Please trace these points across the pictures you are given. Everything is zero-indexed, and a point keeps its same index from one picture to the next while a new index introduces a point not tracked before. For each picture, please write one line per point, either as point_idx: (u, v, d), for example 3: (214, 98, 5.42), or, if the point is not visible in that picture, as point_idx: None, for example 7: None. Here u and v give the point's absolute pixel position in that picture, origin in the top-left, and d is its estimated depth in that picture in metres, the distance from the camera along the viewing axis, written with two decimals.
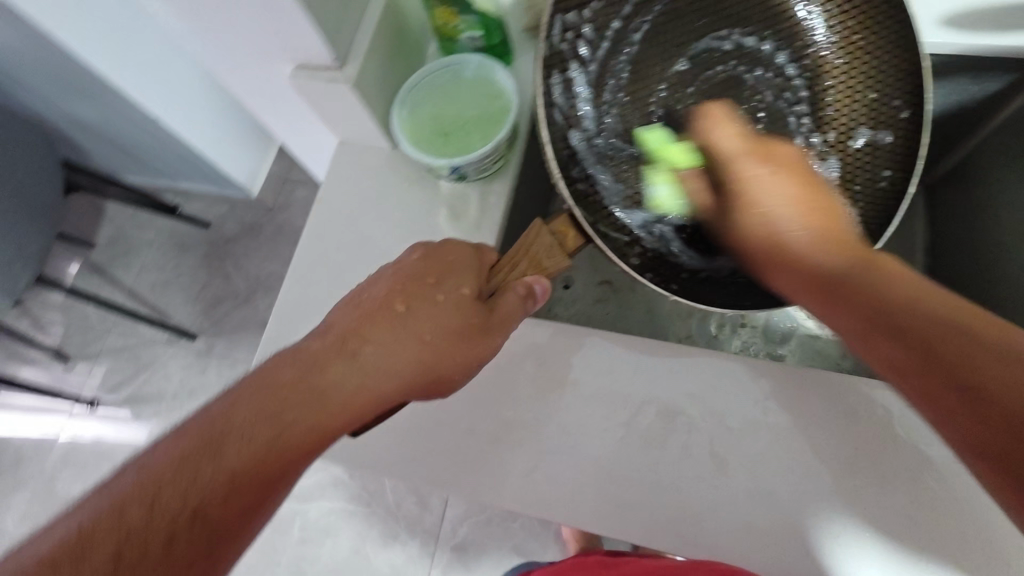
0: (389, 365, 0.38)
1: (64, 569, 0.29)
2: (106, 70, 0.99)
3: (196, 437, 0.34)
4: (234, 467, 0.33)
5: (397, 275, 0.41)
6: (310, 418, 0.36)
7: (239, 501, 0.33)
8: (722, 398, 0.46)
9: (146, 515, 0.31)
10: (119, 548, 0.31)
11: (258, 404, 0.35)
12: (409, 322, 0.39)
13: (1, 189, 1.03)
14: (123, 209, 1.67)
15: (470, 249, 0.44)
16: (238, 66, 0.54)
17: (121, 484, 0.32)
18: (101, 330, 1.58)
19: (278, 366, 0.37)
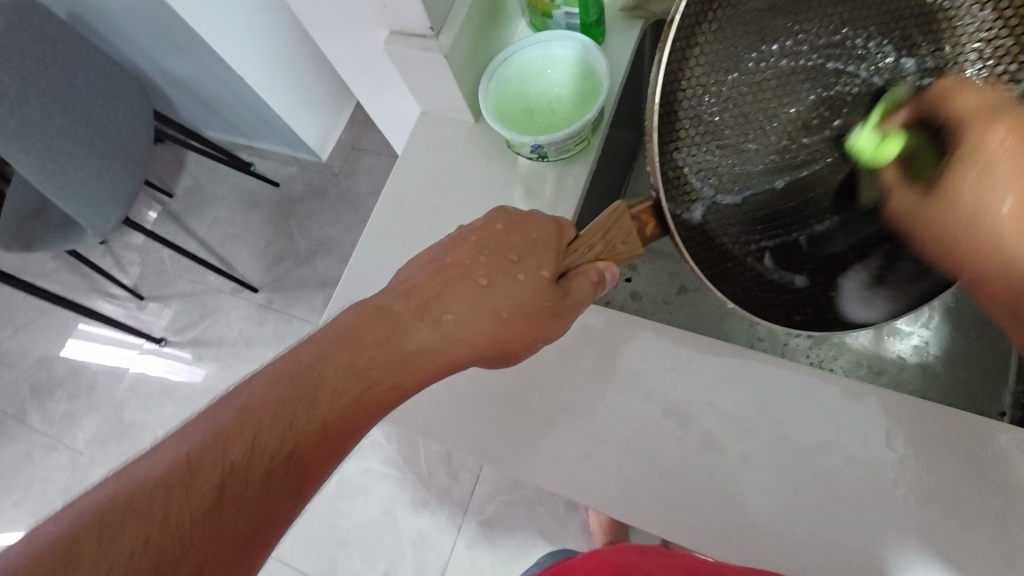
0: (468, 334, 0.39)
1: (178, 490, 0.32)
2: (203, 29, 1.04)
3: (288, 382, 0.36)
4: (324, 417, 0.35)
5: (480, 242, 0.41)
6: (389, 376, 0.37)
7: (331, 446, 0.36)
8: (791, 410, 0.44)
9: (247, 451, 0.34)
10: (221, 480, 0.33)
11: (341, 359, 0.37)
12: (489, 299, 0.39)
13: (101, 133, 1.10)
14: (202, 162, 1.76)
15: (550, 223, 0.42)
16: (334, 29, 0.55)
17: (220, 416, 0.35)
18: (174, 274, 1.68)
19: (354, 319, 0.39)
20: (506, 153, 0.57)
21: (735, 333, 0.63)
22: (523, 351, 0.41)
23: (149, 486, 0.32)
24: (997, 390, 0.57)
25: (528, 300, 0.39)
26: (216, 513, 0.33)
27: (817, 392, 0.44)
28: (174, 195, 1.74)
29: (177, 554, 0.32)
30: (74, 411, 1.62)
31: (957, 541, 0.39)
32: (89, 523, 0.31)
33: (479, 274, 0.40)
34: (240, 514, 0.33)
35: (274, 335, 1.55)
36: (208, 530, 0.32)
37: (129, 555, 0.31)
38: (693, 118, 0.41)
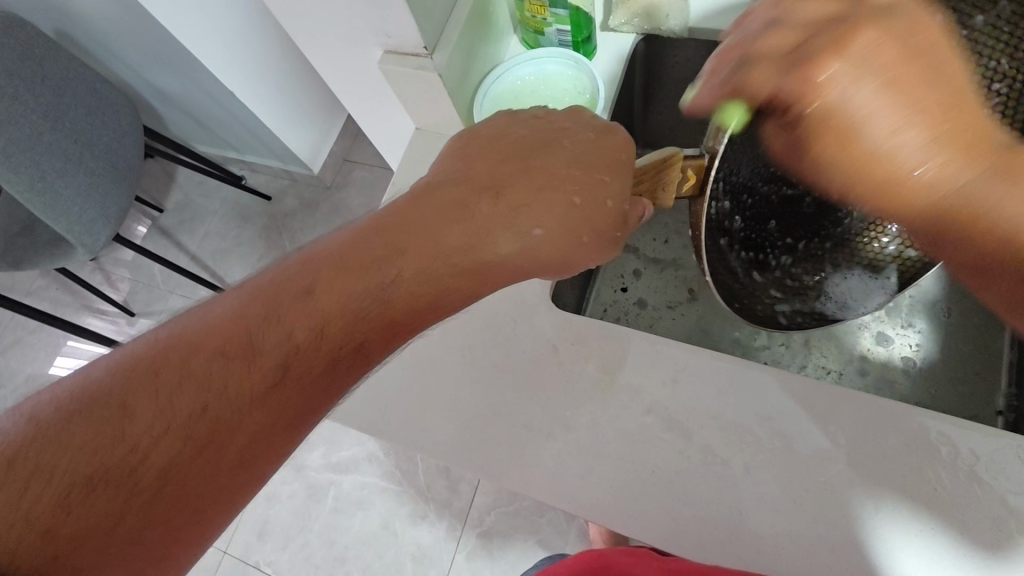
0: (545, 243, 0.38)
1: (241, 360, 0.33)
2: (192, 46, 1.04)
3: (354, 267, 0.36)
4: (389, 307, 0.36)
5: (573, 147, 0.39)
6: (457, 273, 0.38)
7: (385, 339, 0.37)
8: (791, 420, 0.44)
9: (314, 337, 0.34)
10: (285, 356, 0.34)
11: (418, 249, 0.37)
12: (576, 214, 0.37)
13: (91, 150, 1.09)
14: (192, 177, 1.75)
15: (627, 144, 0.39)
16: (328, 48, 0.55)
17: (290, 291, 0.35)
18: (166, 290, 1.67)
19: (429, 204, 0.38)
20: None
21: (733, 342, 0.64)
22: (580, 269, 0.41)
23: (201, 359, 0.32)
24: (990, 395, 0.58)
25: (598, 213, 0.37)
26: (262, 397, 0.33)
27: (816, 403, 0.45)
28: (164, 209, 1.73)
29: (212, 435, 0.31)
30: None
31: (958, 549, 0.39)
32: (132, 388, 0.31)
33: (556, 182, 0.38)
34: (280, 406, 0.34)
35: None
36: (248, 417, 0.33)
37: (168, 430, 0.31)
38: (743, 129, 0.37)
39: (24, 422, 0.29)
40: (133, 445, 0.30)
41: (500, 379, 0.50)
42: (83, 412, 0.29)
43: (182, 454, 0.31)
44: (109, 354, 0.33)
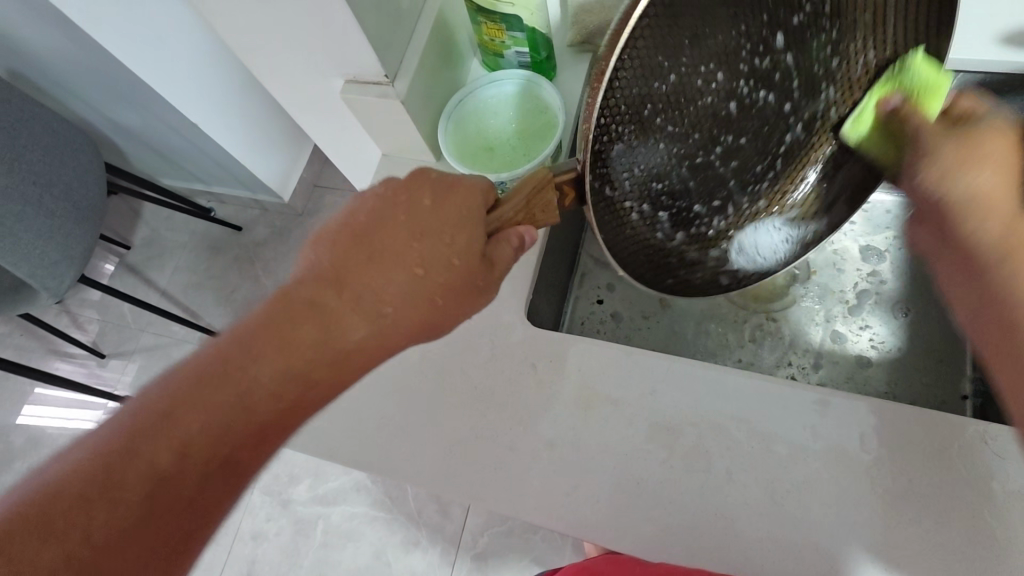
0: (404, 307, 0.38)
1: (97, 494, 0.32)
2: (152, 81, 1.03)
3: (201, 372, 0.36)
4: (261, 396, 0.36)
5: (398, 210, 0.38)
6: (320, 351, 0.37)
7: (289, 398, 0.37)
8: (768, 421, 0.45)
9: (174, 458, 0.34)
10: (153, 481, 0.33)
11: (268, 341, 0.37)
12: (420, 284, 0.38)
13: (50, 191, 1.06)
14: (159, 211, 1.72)
15: (483, 188, 0.38)
16: (288, 80, 0.55)
17: (138, 412, 0.34)
18: (136, 329, 1.63)
19: (269, 309, 0.37)
20: None
21: (708, 347, 0.65)
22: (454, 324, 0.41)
23: (65, 503, 0.31)
24: (955, 381, 0.60)
25: (452, 274, 0.37)
26: (189, 465, 0.34)
27: (790, 401, 0.46)
28: (131, 246, 1.69)
29: (155, 497, 0.33)
30: None
31: (936, 537, 0.40)
32: (27, 540, 0.30)
33: (432, 236, 0.38)
34: (212, 469, 0.35)
35: None
36: (176, 482, 0.34)
37: (108, 500, 0.32)
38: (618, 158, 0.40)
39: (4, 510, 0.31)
40: (79, 516, 0.31)
41: (480, 401, 0.50)
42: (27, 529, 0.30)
43: (125, 517, 0.32)
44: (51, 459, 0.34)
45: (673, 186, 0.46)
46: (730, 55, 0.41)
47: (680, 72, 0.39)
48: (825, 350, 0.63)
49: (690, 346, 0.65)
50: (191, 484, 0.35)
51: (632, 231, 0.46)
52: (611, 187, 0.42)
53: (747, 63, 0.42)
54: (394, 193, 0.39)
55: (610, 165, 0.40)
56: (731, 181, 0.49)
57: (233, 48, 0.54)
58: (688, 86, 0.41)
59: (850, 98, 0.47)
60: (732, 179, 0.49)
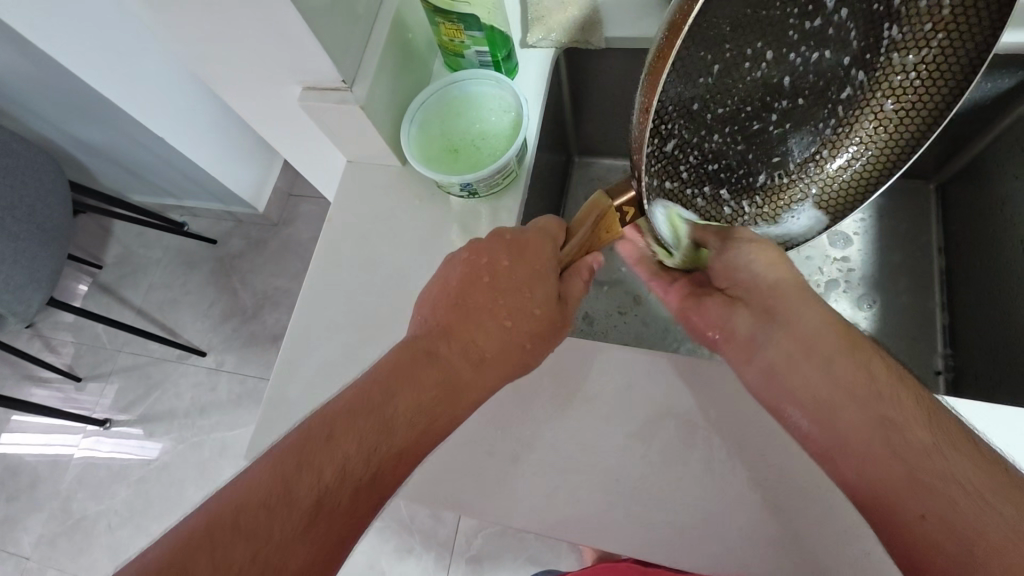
0: (499, 348, 0.41)
1: (280, 502, 0.33)
2: (113, 94, 1.00)
3: (357, 401, 0.37)
4: (400, 429, 0.37)
5: (492, 262, 0.43)
6: (438, 390, 0.39)
7: (419, 443, 0.38)
8: (744, 410, 0.45)
9: (365, 466, 0.35)
10: (318, 495, 0.34)
11: (398, 374, 0.38)
12: (514, 327, 0.41)
13: (12, 213, 1.03)
14: (129, 228, 1.68)
15: (556, 227, 0.44)
16: (246, 89, 0.54)
17: (307, 429, 0.36)
18: (113, 350, 1.59)
19: (400, 353, 0.40)
20: (438, 193, 0.57)
21: (689, 339, 0.65)
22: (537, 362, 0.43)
23: (252, 508, 0.33)
24: (928, 357, 0.63)
25: (538, 319, 0.42)
26: (317, 519, 0.34)
27: None
28: (102, 265, 1.65)
29: (304, 531, 0.33)
30: (14, 513, 1.48)
31: None
32: (191, 554, 0.31)
33: (515, 285, 0.42)
34: (349, 508, 0.35)
35: (229, 399, 1.48)
36: (319, 515, 0.34)
37: (254, 532, 0.32)
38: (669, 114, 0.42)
39: (169, 546, 0.31)
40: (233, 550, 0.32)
41: None
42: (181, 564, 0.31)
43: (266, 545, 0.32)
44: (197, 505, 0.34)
45: (723, 155, 0.48)
46: (776, 29, 0.44)
47: (724, 42, 0.42)
48: None
49: (670, 339, 0.65)
50: (333, 519, 0.34)
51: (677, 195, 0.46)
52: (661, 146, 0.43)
53: (798, 29, 0.45)
54: (491, 243, 0.44)
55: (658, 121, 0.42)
56: (777, 155, 0.50)
57: (187, 59, 0.53)
58: (731, 61, 0.44)
59: (919, 54, 0.47)
60: (792, 138, 0.50)
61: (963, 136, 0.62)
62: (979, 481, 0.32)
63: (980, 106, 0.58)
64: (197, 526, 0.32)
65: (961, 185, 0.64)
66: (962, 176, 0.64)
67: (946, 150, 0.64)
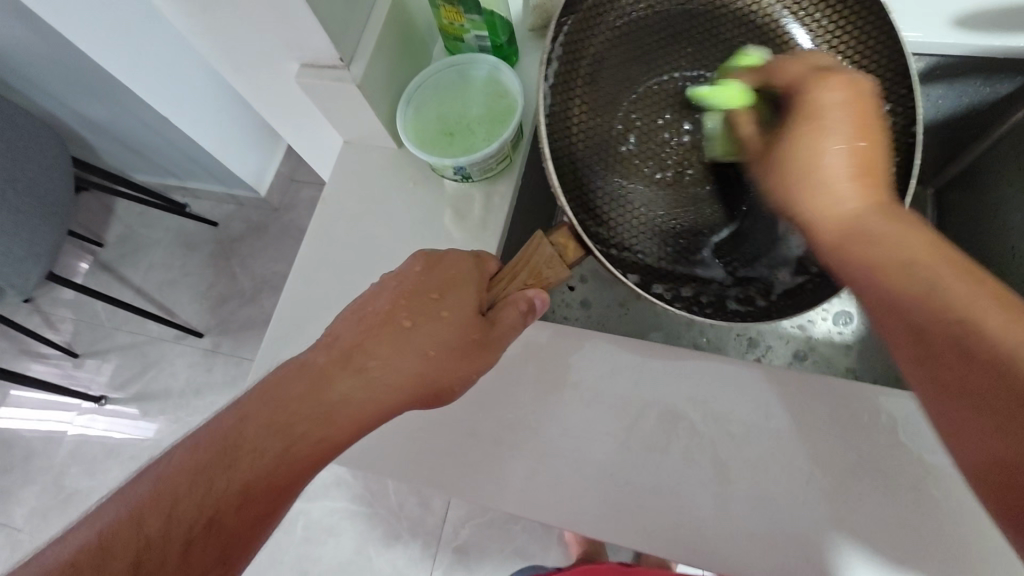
0: (392, 376, 0.39)
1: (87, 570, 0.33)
2: (118, 71, 1.00)
3: (205, 451, 0.36)
4: (248, 474, 0.36)
5: (398, 287, 0.42)
6: (312, 427, 0.37)
7: (281, 476, 0.37)
8: (727, 402, 0.45)
9: (163, 526, 0.34)
10: (135, 554, 0.34)
11: (265, 418, 0.37)
12: (413, 340, 0.40)
13: (14, 186, 1.04)
14: (131, 207, 1.68)
15: (470, 258, 0.43)
16: (244, 66, 0.54)
17: (139, 491, 0.36)
18: (110, 328, 1.59)
19: (284, 379, 0.38)
20: (432, 176, 0.57)
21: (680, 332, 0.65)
22: (455, 387, 0.41)
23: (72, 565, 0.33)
24: None
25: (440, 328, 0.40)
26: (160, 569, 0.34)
27: (746, 379, 0.46)
28: (103, 243, 1.65)
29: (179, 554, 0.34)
30: (7, 485, 1.50)
31: (886, 510, 0.41)
32: None
33: (422, 297, 0.41)
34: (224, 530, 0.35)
35: (224, 380, 1.49)
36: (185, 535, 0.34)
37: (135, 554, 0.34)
38: (598, 190, 0.50)
39: None
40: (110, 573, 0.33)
41: None
42: None
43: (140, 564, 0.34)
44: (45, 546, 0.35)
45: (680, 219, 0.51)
46: (679, 101, 0.51)
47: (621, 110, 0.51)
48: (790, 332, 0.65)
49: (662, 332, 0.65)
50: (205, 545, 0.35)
51: (634, 254, 0.51)
52: (597, 201, 0.50)
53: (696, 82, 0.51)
54: (394, 273, 0.43)
55: (581, 177, 0.50)
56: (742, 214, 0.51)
57: (186, 33, 0.53)
58: (649, 128, 0.51)
59: None
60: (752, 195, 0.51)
61: (963, 140, 0.61)
62: (1019, 330, 0.28)
63: (980, 110, 0.57)
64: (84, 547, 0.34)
65: (957, 191, 0.64)
66: (958, 182, 0.63)
67: (942, 155, 0.63)
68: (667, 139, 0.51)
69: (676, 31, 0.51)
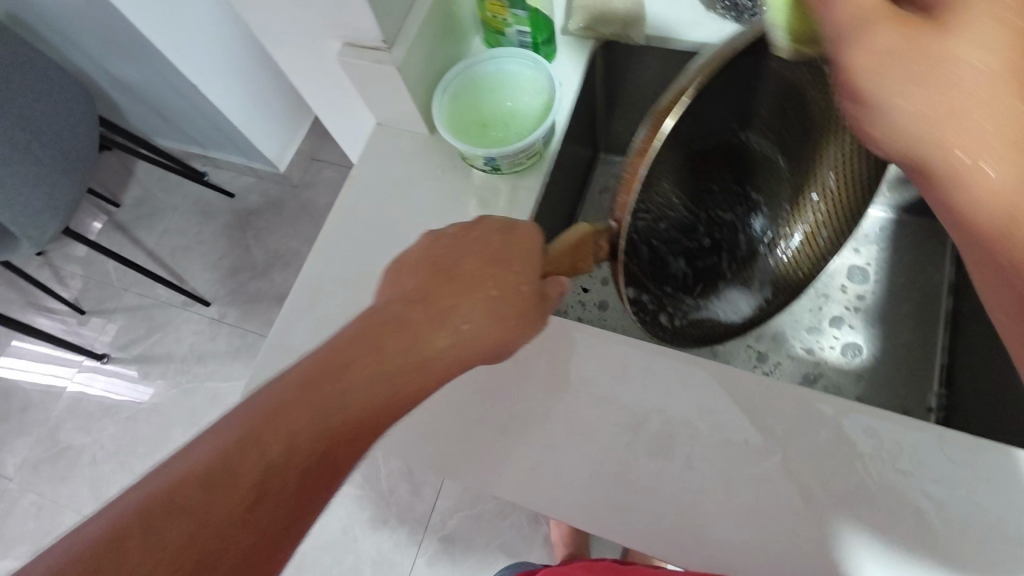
0: (476, 337, 0.37)
1: (196, 493, 0.32)
2: (152, 34, 1.01)
3: (304, 384, 0.34)
4: (350, 413, 0.35)
5: (487, 242, 0.40)
6: (411, 374, 0.36)
7: (375, 421, 0.35)
8: (732, 414, 0.46)
9: (277, 455, 0.33)
10: (259, 478, 0.33)
11: (362, 358, 0.35)
12: (501, 304, 0.38)
13: (40, 138, 1.05)
14: (151, 171, 1.70)
15: (531, 231, 0.42)
16: (286, 40, 0.55)
17: (245, 415, 0.34)
18: (120, 288, 1.61)
19: (366, 330, 0.36)
20: (460, 165, 0.57)
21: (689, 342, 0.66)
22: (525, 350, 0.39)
23: (186, 490, 0.32)
24: (923, 394, 0.63)
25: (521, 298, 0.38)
26: (260, 503, 0.32)
27: (752, 391, 0.45)
28: (120, 204, 1.67)
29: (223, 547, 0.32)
30: (4, 433, 1.51)
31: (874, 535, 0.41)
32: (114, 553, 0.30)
33: (506, 261, 0.39)
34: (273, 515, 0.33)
35: (227, 350, 1.50)
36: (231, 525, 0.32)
37: (183, 554, 0.31)
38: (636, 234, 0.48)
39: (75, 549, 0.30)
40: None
41: None
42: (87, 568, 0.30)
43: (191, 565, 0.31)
44: (138, 482, 0.33)
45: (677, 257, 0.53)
46: (721, 145, 0.50)
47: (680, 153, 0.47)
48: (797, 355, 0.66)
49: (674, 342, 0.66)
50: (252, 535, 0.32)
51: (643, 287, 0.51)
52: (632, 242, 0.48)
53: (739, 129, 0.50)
54: (476, 227, 0.41)
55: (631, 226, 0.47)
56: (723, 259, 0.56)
57: None
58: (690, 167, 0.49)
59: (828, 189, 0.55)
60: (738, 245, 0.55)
61: None
62: (1001, 173, 0.27)
63: None
64: (115, 545, 0.30)
65: None
66: None
67: None
68: (691, 186, 0.51)
69: (746, 73, 0.46)
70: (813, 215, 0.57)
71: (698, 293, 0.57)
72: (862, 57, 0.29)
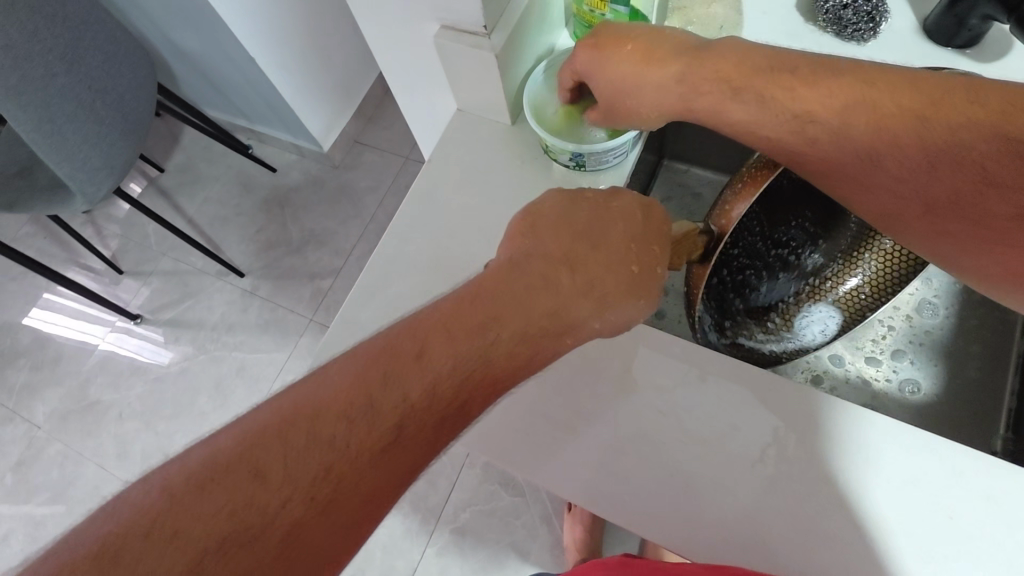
0: (614, 319, 0.41)
1: (332, 416, 0.33)
2: (218, 1, 1.03)
3: (449, 322, 0.37)
4: (489, 366, 0.37)
5: (627, 227, 0.42)
6: (547, 337, 0.39)
7: (502, 380, 0.38)
8: (801, 433, 0.45)
9: (424, 397, 0.35)
10: (401, 414, 0.34)
11: (513, 320, 0.38)
12: (636, 282, 0.41)
13: (105, 98, 1.07)
14: (197, 141, 1.72)
15: (642, 206, 0.43)
16: (378, 19, 0.55)
17: (382, 351, 0.35)
18: (158, 252, 1.64)
19: (522, 272, 0.40)
20: (537, 158, 0.57)
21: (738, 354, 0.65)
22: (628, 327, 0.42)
23: (327, 416, 0.33)
24: (987, 438, 0.61)
25: (653, 279, 0.42)
26: (392, 448, 0.34)
27: (825, 411, 0.45)
28: (165, 170, 1.70)
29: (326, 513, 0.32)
30: (36, 383, 1.55)
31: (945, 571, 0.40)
32: (245, 468, 0.31)
33: (637, 243, 0.42)
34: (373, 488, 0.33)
35: (258, 322, 1.52)
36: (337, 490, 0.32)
37: (291, 513, 0.31)
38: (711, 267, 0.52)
39: (201, 462, 0.31)
40: (275, 542, 0.30)
41: None
42: (218, 476, 0.30)
43: (306, 519, 0.31)
44: (266, 400, 0.34)
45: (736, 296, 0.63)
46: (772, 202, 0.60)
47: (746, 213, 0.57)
48: (854, 378, 0.64)
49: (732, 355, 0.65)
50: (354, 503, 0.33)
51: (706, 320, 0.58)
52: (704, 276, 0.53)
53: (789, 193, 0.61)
54: (609, 203, 0.43)
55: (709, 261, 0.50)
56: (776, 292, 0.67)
57: None
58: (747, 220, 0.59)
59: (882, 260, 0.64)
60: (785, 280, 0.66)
61: None
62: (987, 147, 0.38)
63: None
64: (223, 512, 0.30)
65: None
66: None
67: None
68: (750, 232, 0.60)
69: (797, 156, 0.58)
70: (870, 268, 0.65)
71: (757, 324, 0.66)
72: (851, 148, 0.42)
